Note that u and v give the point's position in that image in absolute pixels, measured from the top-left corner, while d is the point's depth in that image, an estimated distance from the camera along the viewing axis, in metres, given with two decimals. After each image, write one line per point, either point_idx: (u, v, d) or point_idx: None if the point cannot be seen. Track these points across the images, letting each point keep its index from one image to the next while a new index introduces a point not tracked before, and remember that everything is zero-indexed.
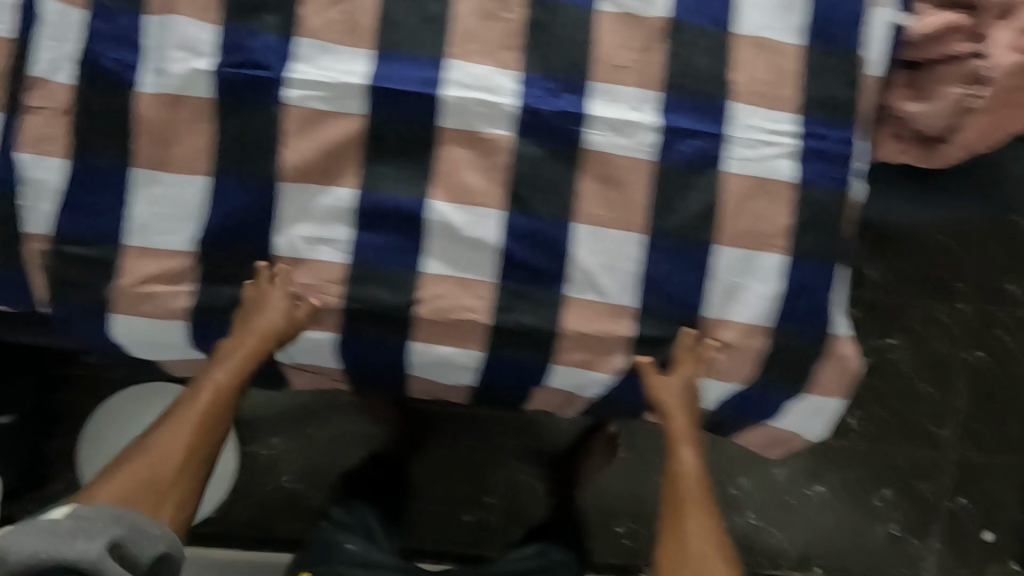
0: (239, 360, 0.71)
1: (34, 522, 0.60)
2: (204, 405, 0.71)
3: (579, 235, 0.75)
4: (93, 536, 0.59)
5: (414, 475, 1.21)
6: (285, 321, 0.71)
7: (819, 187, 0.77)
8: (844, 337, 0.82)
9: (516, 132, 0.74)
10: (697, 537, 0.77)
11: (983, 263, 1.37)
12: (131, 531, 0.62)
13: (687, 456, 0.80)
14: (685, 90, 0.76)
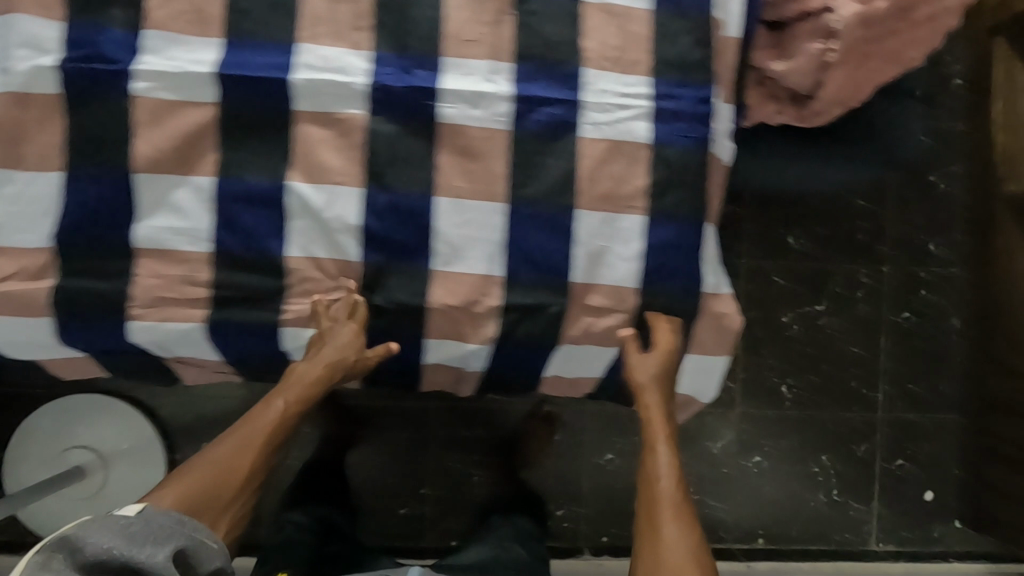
0: (299, 396, 0.79)
1: (109, 517, 0.66)
2: (263, 431, 0.80)
3: (439, 208, 0.78)
4: (162, 544, 0.66)
5: (354, 470, 1.36)
6: (353, 357, 0.77)
7: (676, 147, 0.79)
8: (719, 294, 0.84)
9: (371, 110, 0.76)
10: (672, 536, 0.78)
11: (899, 222, 1.47)
12: (194, 541, 0.69)
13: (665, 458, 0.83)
14: (536, 60, 0.78)
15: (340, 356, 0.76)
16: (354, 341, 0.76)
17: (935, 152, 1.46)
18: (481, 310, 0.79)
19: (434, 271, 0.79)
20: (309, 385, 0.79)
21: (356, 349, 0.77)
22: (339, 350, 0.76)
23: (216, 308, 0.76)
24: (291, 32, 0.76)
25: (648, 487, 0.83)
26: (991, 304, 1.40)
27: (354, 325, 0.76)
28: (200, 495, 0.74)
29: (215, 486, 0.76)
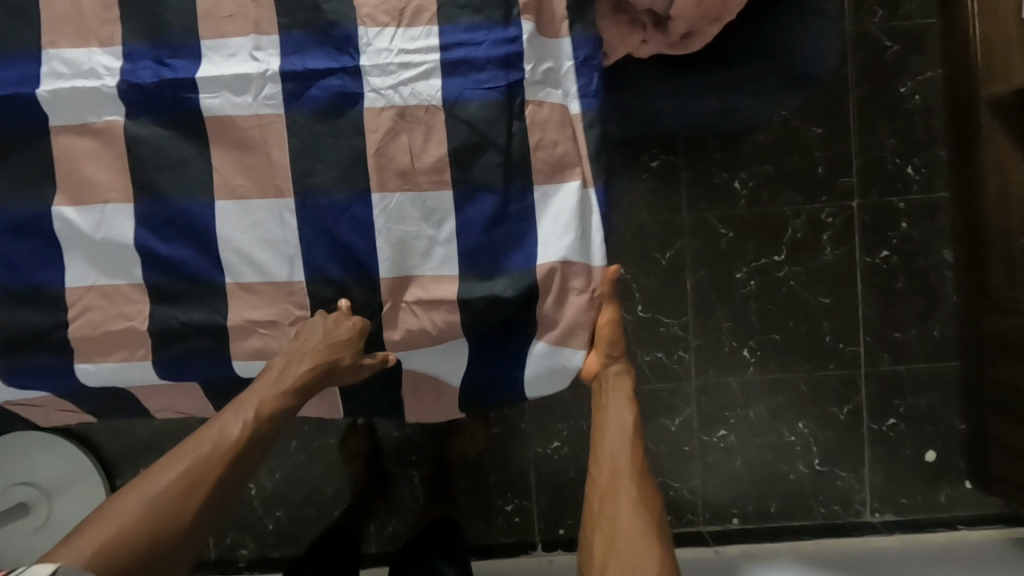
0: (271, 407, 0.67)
1: None
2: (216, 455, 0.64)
3: (222, 212, 0.69)
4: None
5: (307, 481, 1.28)
6: (340, 352, 0.68)
7: (477, 104, 0.66)
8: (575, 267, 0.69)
9: (130, 114, 0.68)
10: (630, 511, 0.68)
11: (868, 144, 1.26)
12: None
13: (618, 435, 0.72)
14: (301, 26, 0.67)
15: (332, 358, 0.68)
16: (352, 342, 0.69)
17: (903, 57, 1.24)
18: (289, 320, 0.71)
19: (228, 282, 0.70)
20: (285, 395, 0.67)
21: (351, 352, 0.69)
22: (332, 350, 0.68)
23: (10, 351, 0.72)
24: (36, 37, 0.68)
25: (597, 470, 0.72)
26: (983, 230, 1.19)
27: (357, 322, 0.70)
28: (136, 541, 0.58)
29: (149, 530, 0.59)
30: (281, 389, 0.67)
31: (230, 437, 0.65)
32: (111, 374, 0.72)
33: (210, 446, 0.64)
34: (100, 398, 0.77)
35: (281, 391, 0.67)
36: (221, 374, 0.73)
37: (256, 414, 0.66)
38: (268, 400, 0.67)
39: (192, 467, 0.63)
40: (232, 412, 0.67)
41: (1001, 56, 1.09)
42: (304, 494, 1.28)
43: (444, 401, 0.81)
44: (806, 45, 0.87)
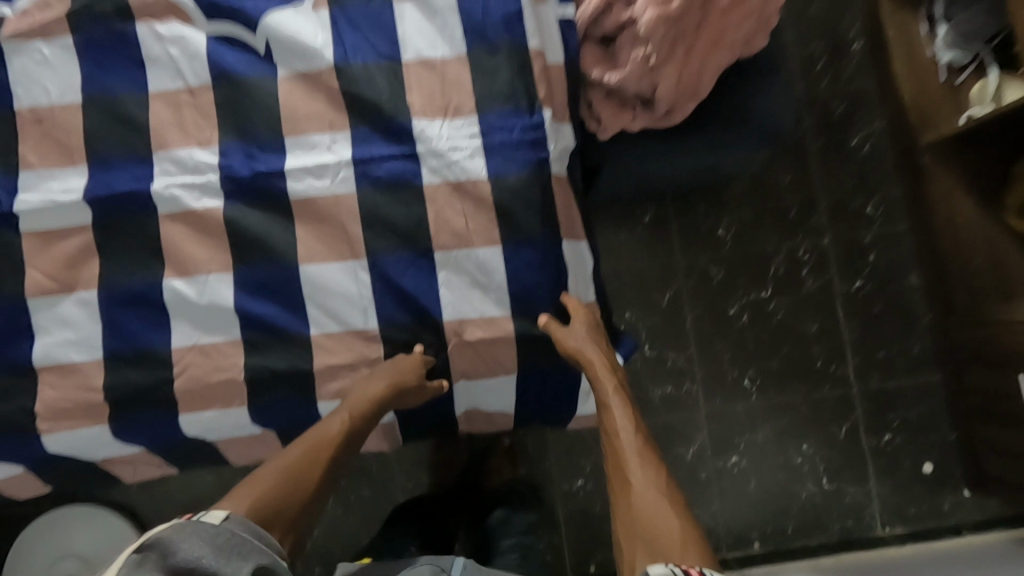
0: (358, 413, 0.80)
1: (198, 524, 0.66)
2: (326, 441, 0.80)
3: (304, 274, 0.82)
4: (244, 558, 0.66)
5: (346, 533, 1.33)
6: (408, 377, 0.80)
7: (511, 175, 0.82)
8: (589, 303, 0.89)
9: (228, 200, 0.83)
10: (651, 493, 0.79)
11: (830, 189, 1.45)
12: (271, 561, 0.68)
13: (640, 463, 0.81)
14: (368, 123, 0.84)
15: (401, 380, 0.79)
16: (415, 372, 0.80)
17: (848, 115, 1.47)
18: (363, 362, 0.83)
19: (310, 332, 0.82)
20: (371, 406, 0.81)
21: (416, 378, 0.80)
22: (401, 373, 0.80)
23: (116, 407, 0.82)
24: (147, 144, 0.85)
25: (631, 514, 0.78)
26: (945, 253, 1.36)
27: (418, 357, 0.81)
28: (265, 514, 0.75)
29: (272, 502, 0.76)
30: (366, 400, 0.81)
31: (331, 432, 0.81)
32: (208, 420, 0.83)
33: (318, 438, 0.81)
34: (189, 446, 0.87)
35: (365, 402, 0.80)
36: (303, 414, 0.84)
37: (341, 430, 0.80)
38: (358, 407, 0.81)
39: (299, 459, 0.80)
40: (324, 427, 0.81)
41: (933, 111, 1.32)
42: (343, 548, 1.33)
43: (498, 421, 0.94)
44: (763, 108, 1.06)
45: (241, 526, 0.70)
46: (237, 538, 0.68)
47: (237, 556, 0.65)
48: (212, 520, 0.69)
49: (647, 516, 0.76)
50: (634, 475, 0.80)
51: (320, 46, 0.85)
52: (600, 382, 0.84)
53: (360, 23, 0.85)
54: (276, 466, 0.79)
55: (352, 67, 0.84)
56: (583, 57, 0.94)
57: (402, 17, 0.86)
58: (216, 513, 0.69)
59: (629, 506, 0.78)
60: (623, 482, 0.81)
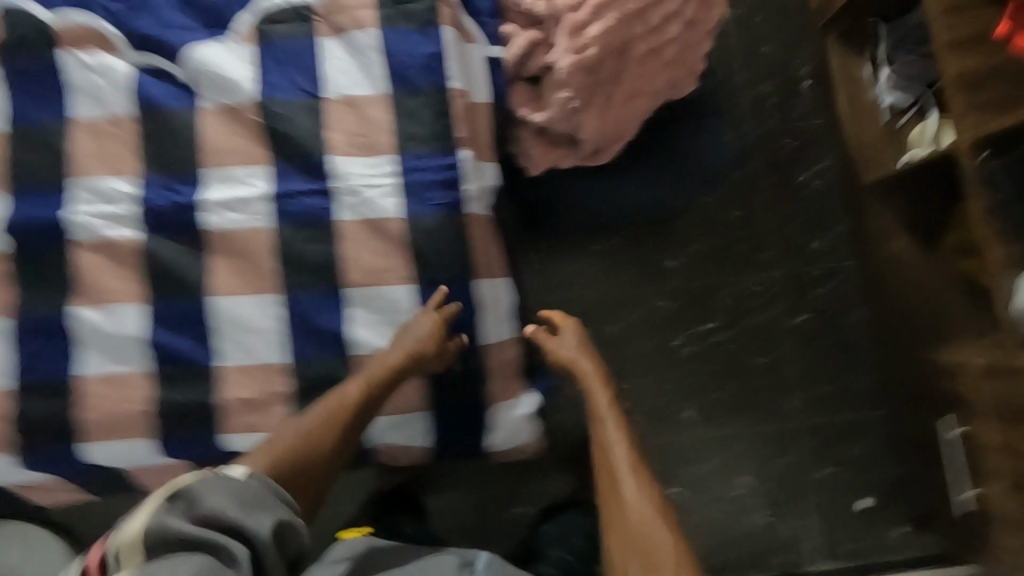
0: (383, 375, 0.81)
1: (220, 478, 0.68)
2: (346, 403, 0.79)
3: (216, 307, 0.82)
4: (265, 512, 0.68)
5: None
6: (430, 342, 0.81)
7: (425, 215, 0.83)
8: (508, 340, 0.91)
9: (144, 231, 0.84)
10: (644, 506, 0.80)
11: (780, 223, 1.46)
12: (289, 516, 0.70)
13: (633, 479, 0.83)
14: (288, 159, 0.85)
15: (420, 347, 0.80)
16: (434, 335, 0.81)
17: (799, 151, 1.48)
18: (272, 396, 0.82)
19: (220, 366, 0.82)
20: (390, 370, 0.81)
21: (436, 341, 0.81)
22: (421, 341, 0.80)
23: (25, 435, 0.82)
24: (65, 172, 0.85)
25: (625, 524, 0.79)
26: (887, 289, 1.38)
27: (436, 316, 0.82)
28: (286, 470, 0.76)
29: (292, 460, 0.76)
30: (387, 363, 0.81)
31: (347, 396, 0.79)
32: (118, 451, 0.83)
33: (335, 402, 0.80)
34: (99, 475, 0.86)
35: (387, 365, 0.81)
36: (213, 446, 0.84)
37: (357, 401, 0.79)
38: (378, 371, 0.81)
39: (320, 425, 0.79)
40: (339, 395, 0.80)
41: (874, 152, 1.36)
42: None
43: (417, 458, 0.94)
44: None
45: (261, 484, 0.71)
46: (260, 491, 0.70)
47: (260, 509, 0.67)
48: (235, 474, 0.70)
49: (635, 524, 0.78)
50: (626, 487, 0.82)
51: (243, 81, 0.86)
52: (595, 397, 0.92)
53: (286, 61, 0.87)
54: (293, 429, 0.78)
55: (274, 103, 0.86)
56: (512, 96, 0.96)
57: (326, 55, 0.87)
58: (238, 469, 0.71)
59: (622, 514, 0.80)
60: (614, 493, 0.82)
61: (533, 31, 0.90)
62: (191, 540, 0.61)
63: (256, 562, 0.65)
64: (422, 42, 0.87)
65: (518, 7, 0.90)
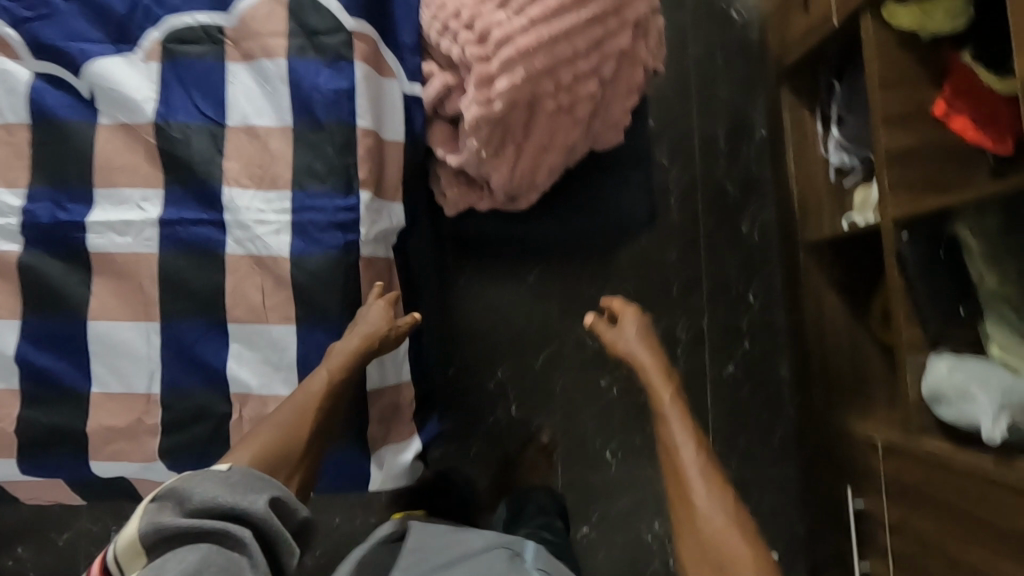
0: (342, 361, 0.79)
1: (205, 473, 0.68)
2: (315, 393, 0.78)
3: (93, 330, 0.81)
4: (258, 490, 0.69)
5: None
6: (384, 326, 0.81)
7: (315, 256, 0.82)
8: (405, 382, 0.93)
9: (26, 246, 0.82)
10: (724, 527, 0.78)
11: (717, 271, 1.48)
12: (283, 492, 0.71)
13: (709, 492, 0.81)
14: (180, 184, 0.83)
15: (376, 332, 0.80)
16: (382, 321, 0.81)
17: (741, 201, 1.50)
18: (142, 426, 0.81)
19: (92, 391, 0.81)
20: (351, 358, 0.79)
21: (387, 324, 0.82)
22: (375, 326, 0.81)
23: None
24: None
25: (700, 538, 0.78)
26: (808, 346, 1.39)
27: (384, 302, 0.83)
28: (270, 463, 0.74)
29: (276, 454, 0.75)
30: (347, 353, 0.79)
31: (316, 386, 0.78)
32: None
33: (303, 396, 0.78)
34: None
35: (346, 354, 0.79)
36: (79, 470, 0.83)
37: (325, 387, 0.79)
38: (338, 361, 0.80)
39: (295, 414, 0.77)
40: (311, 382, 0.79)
41: (815, 208, 1.37)
42: None
43: None
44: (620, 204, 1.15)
45: (248, 469, 0.71)
46: (252, 475, 0.70)
47: (248, 488, 0.68)
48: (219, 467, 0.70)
49: (710, 538, 0.77)
50: (699, 497, 0.80)
51: (142, 100, 0.84)
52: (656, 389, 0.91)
53: (190, 81, 0.85)
54: (272, 424, 0.77)
55: (171, 125, 0.83)
56: (430, 134, 0.95)
57: (232, 80, 0.85)
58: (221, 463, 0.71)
59: (695, 531, 0.78)
60: (686, 505, 0.81)
61: (449, 74, 0.89)
62: (190, 532, 0.62)
63: (260, 537, 0.67)
64: (331, 77, 0.85)
65: (436, 48, 0.89)
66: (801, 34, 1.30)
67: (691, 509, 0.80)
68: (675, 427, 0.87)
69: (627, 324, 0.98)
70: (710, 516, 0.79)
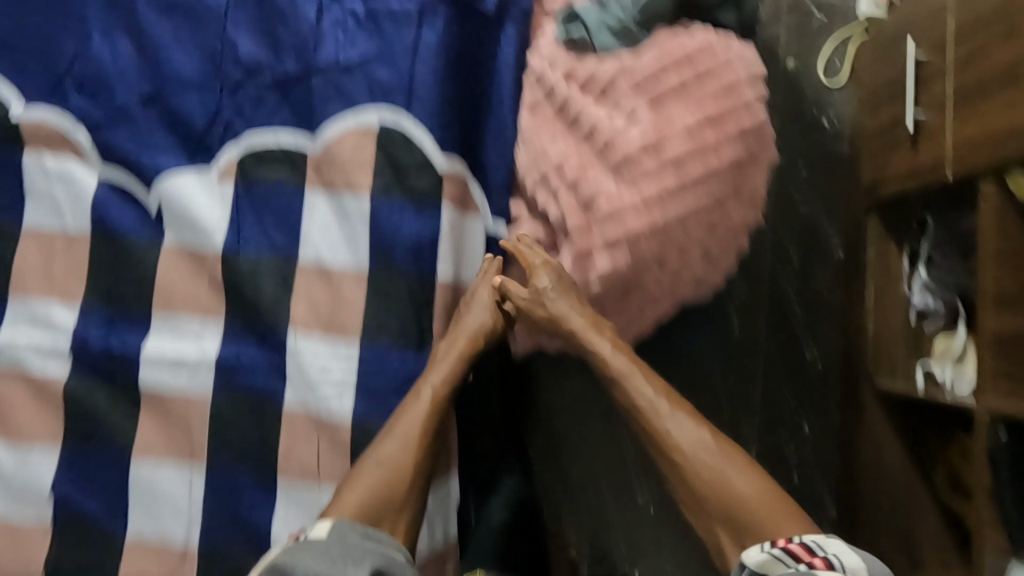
0: (452, 362, 0.77)
1: (305, 545, 0.63)
2: (422, 412, 0.74)
3: (135, 470, 0.76)
4: (358, 563, 0.61)
5: None
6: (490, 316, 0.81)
7: (378, 417, 0.77)
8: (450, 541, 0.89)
9: (74, 369, 0.77)
10: (744, 489, 0.72)
11: (770, 395, 1.40)
12: (386, 560, 0.64)
13: (676, 420, 0.75)
14: (242, 323, 0.78)
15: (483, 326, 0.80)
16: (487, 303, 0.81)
17: (805, 325, 1.43)
18: None
19: (127, 534, 0.76)
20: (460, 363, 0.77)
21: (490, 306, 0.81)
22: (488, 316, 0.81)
23: None
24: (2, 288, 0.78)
25: (689, 484, 0.74)
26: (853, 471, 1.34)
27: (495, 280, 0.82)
28: (376, 508, 0.70)
29: (389, 491, 0.71)
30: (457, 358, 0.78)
31: (422, 410, 0.74)
32: None
33: (410, 417, 0.74)
34: None
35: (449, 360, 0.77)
36: None
37: (429, 407, 0.74)
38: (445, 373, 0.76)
39: (402, 444, 0.72)
40: (412, 409, 0.74)
41: (888, 354, 1.29)
42: None
43: None
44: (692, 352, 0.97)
45: (348, 529, 0.66)
46: (353, 545, 0.64)
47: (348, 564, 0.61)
48: (320, 533, 0.65)
49: (709, 484, 0.72)
50: (678, 433, 0.74)
51: (214, 226, 0.78)
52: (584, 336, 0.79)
53: (264, 208, 0.79)
54: (375, 462, 0.72)
55: (240, 257, 0.78)
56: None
57: (310, 212, 0.79)
58: (320, 528, 0.65)
59: (684, 477, 0.74)
60: (661, 442, 0.75)
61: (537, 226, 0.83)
62: None
63: None
64: (414, 222, 0.79)
65: (530, 196, 0.82)
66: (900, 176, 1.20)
67: (671, 456, 0.75)
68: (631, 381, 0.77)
69: (544, 269, 0.78)
70: (693, 447, 0.74)
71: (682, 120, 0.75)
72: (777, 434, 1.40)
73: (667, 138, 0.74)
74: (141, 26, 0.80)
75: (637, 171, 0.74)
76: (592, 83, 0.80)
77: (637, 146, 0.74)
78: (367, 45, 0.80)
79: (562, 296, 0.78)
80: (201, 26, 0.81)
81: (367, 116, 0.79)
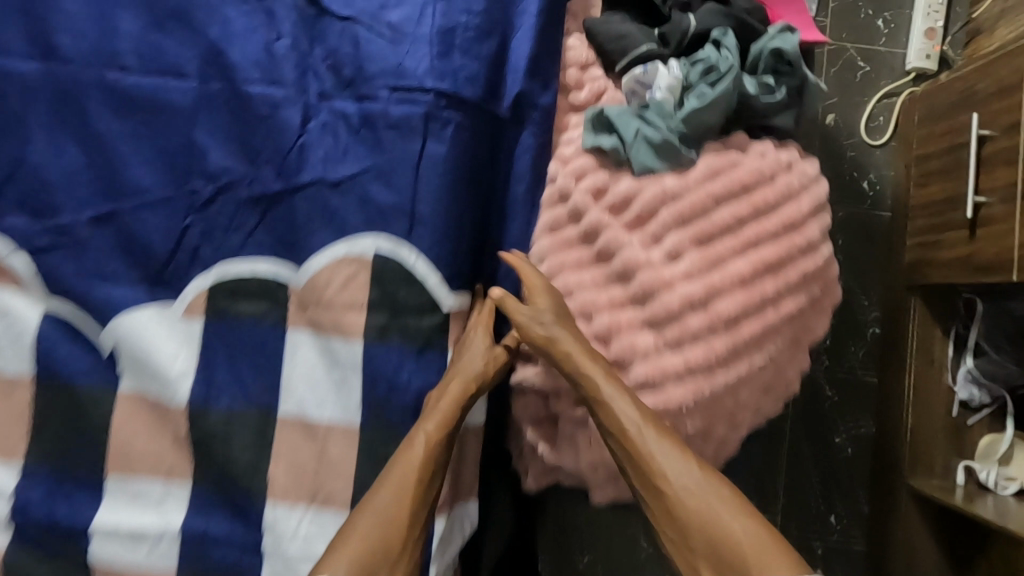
0: (445, 407, 0.64)
1: None
2: (418, 455, 0.62)
3: None
4: None
5: None
6: (483, 358, 0.67)
7: None
8: None
9: (12, 540, 0.65)
10: (740, 519, 0.57)
11: (795, 484, 1.17)
12: None
13: (671, 451, 0.59)
14: (213, 487, 0.67)
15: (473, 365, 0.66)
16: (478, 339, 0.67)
17: (835, 404, 1.20)
18: None
19: None
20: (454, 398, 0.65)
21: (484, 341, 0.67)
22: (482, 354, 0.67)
23: None
24: None
25: (682, 517, 0.58)
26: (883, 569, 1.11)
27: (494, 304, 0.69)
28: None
29: (386, 542, 0.58)
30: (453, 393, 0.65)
31: (417, 450, 0.62)
32: None
33: (404, 459, 0.62)
34: None
35: (446, 390, 0.65)
36: None
37: (423, 454, 0.62)
38: (442, 407, 0.64)
39: (394, 495, 0.60)
40: (404, 455, 0.62)
41: (926, 450, 1.07)
42: None
43: None
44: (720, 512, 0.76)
45: None
46: None
47: None
48: None
49: (698, 515, 0.58)
50: (666, 464, 0.59)
51: (176, 375, 0.66)
52: (581, 366, 0.62)
53: (238, 349, 0.68)
54: (366, 513, 0.59)
55: (211, 409, 0.67)
56: (519, 406, 0.77)
57: (292, 356, 0.68)
58: None
59: (673, 505, 0.59)
60: (652, 481, 0.60)
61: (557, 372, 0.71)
62: None
63: None
64: (416, 370, 0.68)
65: None
66: (951, 260, 0.99)
67: (659, 493, 0.59)
68: (616, 408, 0.60)
69: (539, 286, 0.66)
70: (684, 484, 0.59)
71: (736, 270, 0.63)
72: (804, 524, 1.17)
73: (717, 292, 0.62)
74: (91, 130, 0.67)
75: (680, 330, 0.62)
76: (626, 208, 0.68)
77: (680, 299, 0.62)
78: (360, 157, 0.67)
79: (558, 323, 0.64)
80: (163, 130, 0.68)
81: (361, 245, 0.67)
